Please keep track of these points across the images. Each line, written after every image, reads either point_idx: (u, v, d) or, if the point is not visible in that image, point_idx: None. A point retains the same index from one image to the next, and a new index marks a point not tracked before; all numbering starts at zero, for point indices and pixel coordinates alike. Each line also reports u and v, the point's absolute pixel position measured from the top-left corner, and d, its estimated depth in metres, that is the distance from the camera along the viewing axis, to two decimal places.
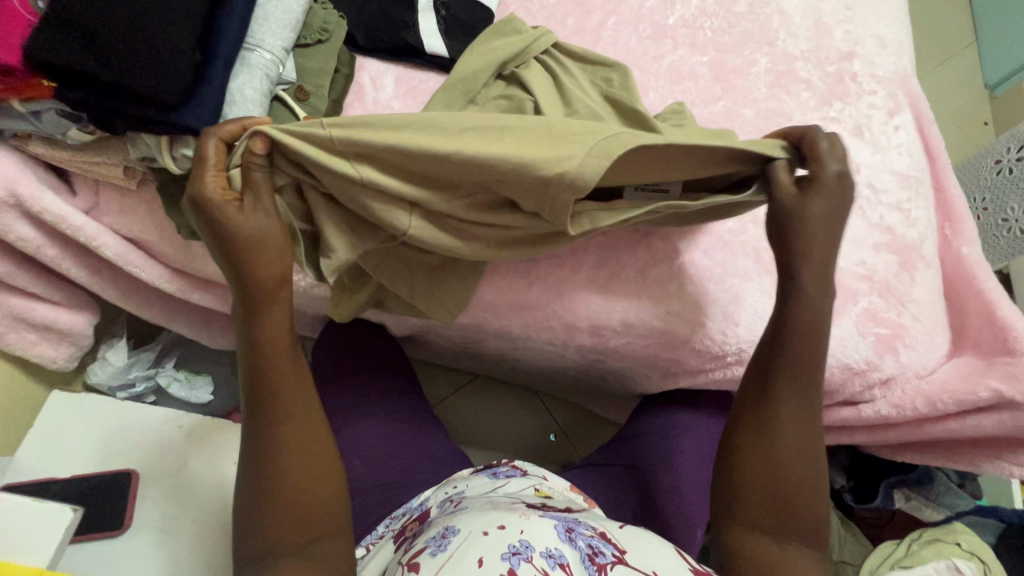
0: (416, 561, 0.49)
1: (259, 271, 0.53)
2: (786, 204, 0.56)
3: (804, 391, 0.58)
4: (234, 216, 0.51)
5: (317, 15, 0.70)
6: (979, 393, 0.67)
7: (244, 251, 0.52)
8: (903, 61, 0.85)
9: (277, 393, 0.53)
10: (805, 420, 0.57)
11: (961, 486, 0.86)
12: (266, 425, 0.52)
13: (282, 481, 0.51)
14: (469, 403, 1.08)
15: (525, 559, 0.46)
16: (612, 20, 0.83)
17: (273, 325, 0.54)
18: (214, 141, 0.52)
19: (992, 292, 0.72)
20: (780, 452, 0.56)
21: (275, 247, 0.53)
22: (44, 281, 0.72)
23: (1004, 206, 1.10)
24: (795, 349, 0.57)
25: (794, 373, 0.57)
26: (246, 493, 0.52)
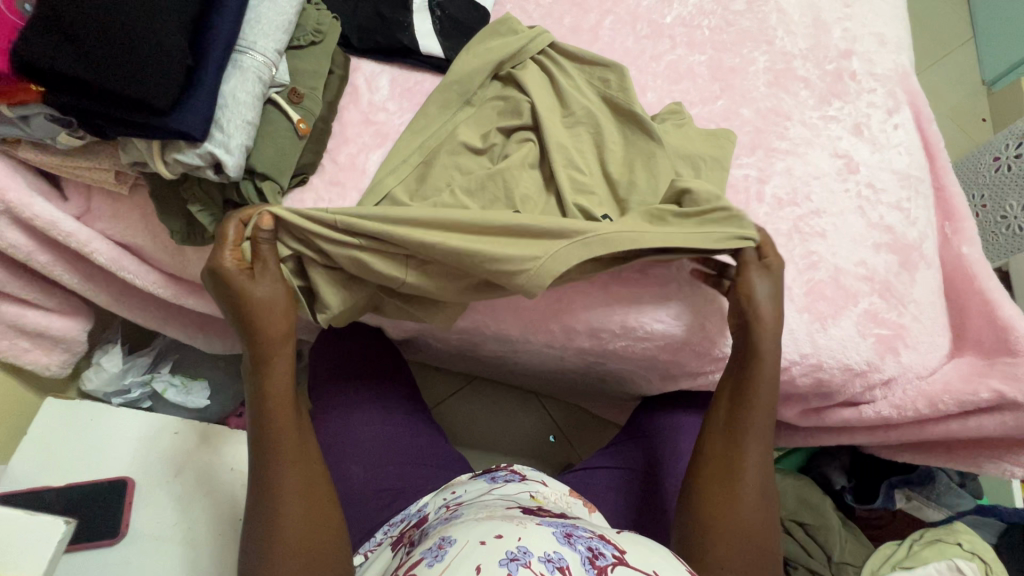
0: (412, 572, 0.48)
1: (271, 336, 0.55)
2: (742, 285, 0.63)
3: (763, 438, 0.62)
4: (248, 286, 0.54)
5: (310, 16, 0.69)
6: (980, 394, 0.66)
7: (257, 317, 0.55)
8: (902, 59, 0.85)
9: (283, 452, 0.54)
10: (764, 466, 0.61)
11: (962, 485, 0.86)
12: (270, 482, 0.53)
13: (285, 539, 0.52)
14: (467, 406, 1.08)
15: (524, 564, 0.45)
16: (609, 19, 0.82)
17: (276, 390, 0.55)
18: (235, 223, 0.55)
19: (993, 291, 0.72)
20: (743, 496, 0.59)
21: (284, 314, 0.56)
22: (36, 288, 0.71)
23: (1003, 203, 1.10)
24: (755, 403, 0.61)
25: (755, 425, 0.61)
26: (251, 554, 0.53)
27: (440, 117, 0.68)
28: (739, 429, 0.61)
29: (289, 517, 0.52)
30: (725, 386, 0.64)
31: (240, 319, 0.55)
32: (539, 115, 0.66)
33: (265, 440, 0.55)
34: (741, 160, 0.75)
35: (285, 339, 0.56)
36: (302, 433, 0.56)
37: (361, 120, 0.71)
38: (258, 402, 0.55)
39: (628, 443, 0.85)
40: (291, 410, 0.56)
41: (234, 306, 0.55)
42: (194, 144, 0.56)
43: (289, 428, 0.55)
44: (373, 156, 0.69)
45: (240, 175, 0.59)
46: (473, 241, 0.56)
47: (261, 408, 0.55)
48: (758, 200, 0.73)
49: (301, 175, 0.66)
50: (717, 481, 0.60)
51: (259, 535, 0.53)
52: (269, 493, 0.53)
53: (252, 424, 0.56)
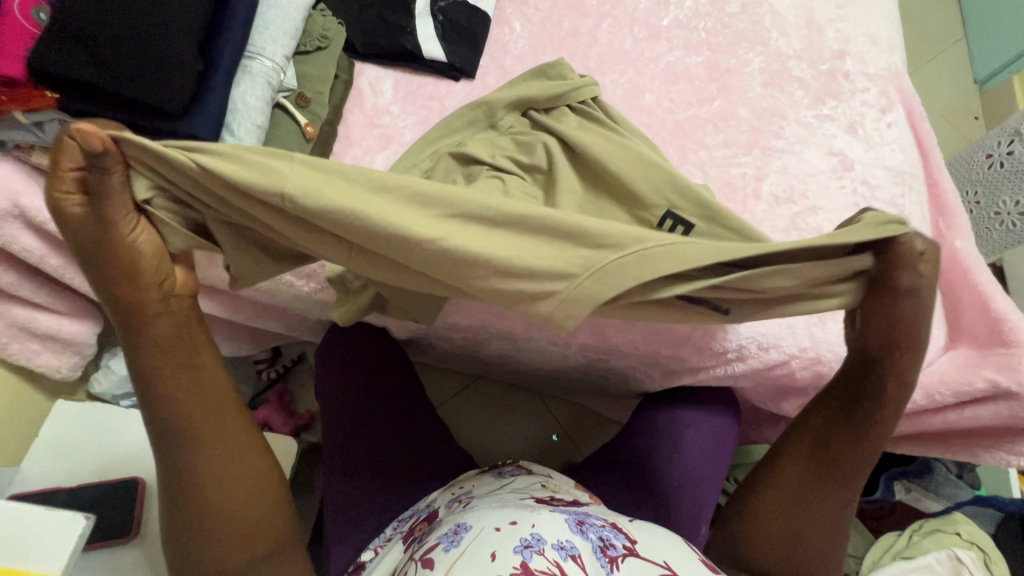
0: (429, 556, 0.49)
1: (147, 287, 0.49)
2: (903, 300, 0.49)
3: (853, 470, 0.59)
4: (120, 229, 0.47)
5: (316, 22, 0.71)
6: (975, 384, 0.68)
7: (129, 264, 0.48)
8: (894, 59, 0.86)
9: (188, 411, 0.52)
10: (846, 495, 0.60)
11: (960, 477, 0.87)
12: (176, 438, 0.51)
13: (205, 501, 0.51)
14: (471, 405, 1.09)
15: (538, 551, 0.46)
16: (607, 22, 0.84)
17: (170, 345, 0.51)
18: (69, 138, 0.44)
19: (986, 285, 0.73)
20: (809, 521, 0.60)
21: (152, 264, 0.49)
22: (48, 291, 0.72)
23: (996, 199, 1.12)
24: (858, 431, 0.57)
25: (851, 450, 0.58)
26: (166, 511, 0.52)
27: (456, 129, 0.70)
28: (829, 448, 0.59)
29: (207, 475, 0.51)
30: (822, 408, 0.60)
31: (103, 263, 0.48)
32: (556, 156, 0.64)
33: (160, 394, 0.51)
34: (739, 158, 0.77)
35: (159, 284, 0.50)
36: (211, 390, 0.53)
37: (365, 123, 0.72)
38: (139, 356, 0.51)
39: (631, 438, 0.87)
40: (186, 371, 0.52)
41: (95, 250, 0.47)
42: None
43: (193, 385, 0.52)
44: (378, 159, 0.70)
45: None
46: (500, 237, 0.43)
47: (144, 361, 0.51)
48: (756, 199, 0.75)
49: None
50: (791, 498, 0.61)
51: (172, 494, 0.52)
52: (173, 451, 0.52)
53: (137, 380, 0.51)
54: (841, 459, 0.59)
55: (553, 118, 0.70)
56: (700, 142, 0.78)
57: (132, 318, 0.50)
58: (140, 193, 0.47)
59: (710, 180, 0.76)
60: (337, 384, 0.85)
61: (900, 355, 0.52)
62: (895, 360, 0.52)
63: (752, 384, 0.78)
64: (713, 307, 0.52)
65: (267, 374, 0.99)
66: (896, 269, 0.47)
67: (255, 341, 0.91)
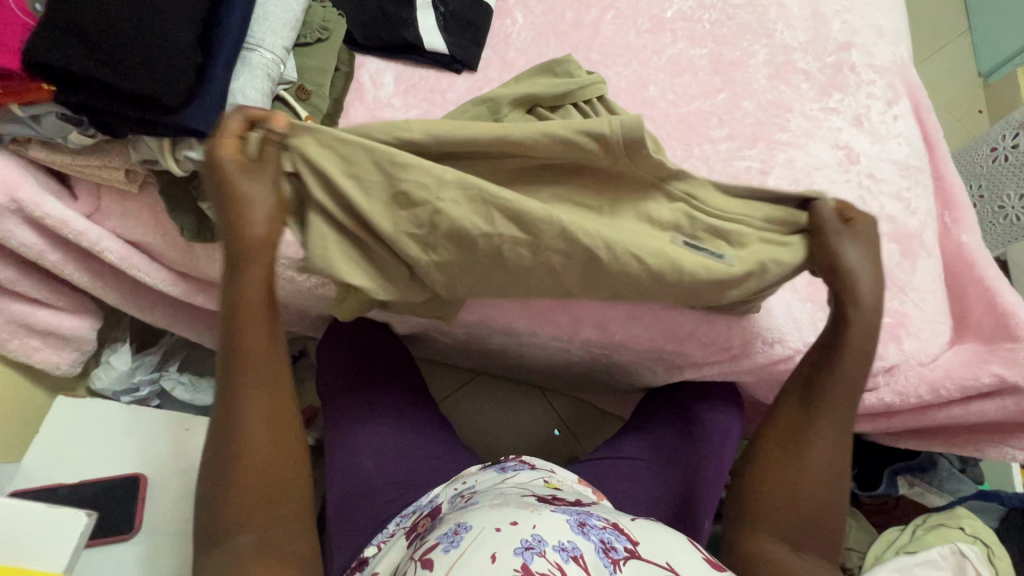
0: (429, 557, 0.49)
1: (258, 253, 0.51)
2: (842, 252, 0.57)
3: (841, 415, 0.60)
4: (242, 186, 0.50)
5: (316, 13, 0.69)
6: (981, 379, 0.67)
7: (241, 225, 0.50)
8: (900, 50, 0.86)
9: (249, 382, 0.52)
10: (839, 445, 0.60)
11: (963, 471, 0.87)
12: (239, 391, 0.52)
13: (244, 466, 0.51)
14: (473, 400, 1.09)
15: (539, 553, 0.46)
16: (610, 14, 0.83)
17: (252, 316, 0.52)
18: (239, 117, 0.50)
19: (993, 280, 0.72)
20: (806, 485, 0.59)
21: (271, 229, 0.51)
22: (47, 287, 0.72)
23: (1000, 193, 1.12)
24: (836, 378, 0.60)
25: (835, 398, 0.60)
26: (208, 476, 0.52)
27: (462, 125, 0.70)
28: (816, 400, 0.60)
29: (252, 452, 0.51)
30: (803, 364, 0.63)
31: (225, 217, 0.51)
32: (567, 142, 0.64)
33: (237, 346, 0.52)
34: (743, 152, 0.76)
35: (269, 259, 0.52)
36: (273, 372, 0.54)
37: (366, 117, 0.72)
38: (229, 317, 0.52)
39: (630, 434, 0.87)
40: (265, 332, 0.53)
41: (223, 205, 0.50)
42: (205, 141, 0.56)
43: (262, 363, 0.53)
44: None
45: None
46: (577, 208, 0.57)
47: (232, 323, 0.52)
48: None
49: None
50: (785, 457, 0.60)
51: (216, 455, 0.52)
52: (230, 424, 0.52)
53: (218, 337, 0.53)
54: (824, 408, 0.60)
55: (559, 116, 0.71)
56: (704, 135, 0.77)
57: (233, 277, 0.52)
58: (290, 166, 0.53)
59: (715, 174, 0.75)
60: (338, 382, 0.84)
61: (861, 306, 0.58)
62: (856, 310, 0.58)
63: (755, 379, 0.78)
64: (711, 254, 0.57)
65: None
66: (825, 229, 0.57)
67: None
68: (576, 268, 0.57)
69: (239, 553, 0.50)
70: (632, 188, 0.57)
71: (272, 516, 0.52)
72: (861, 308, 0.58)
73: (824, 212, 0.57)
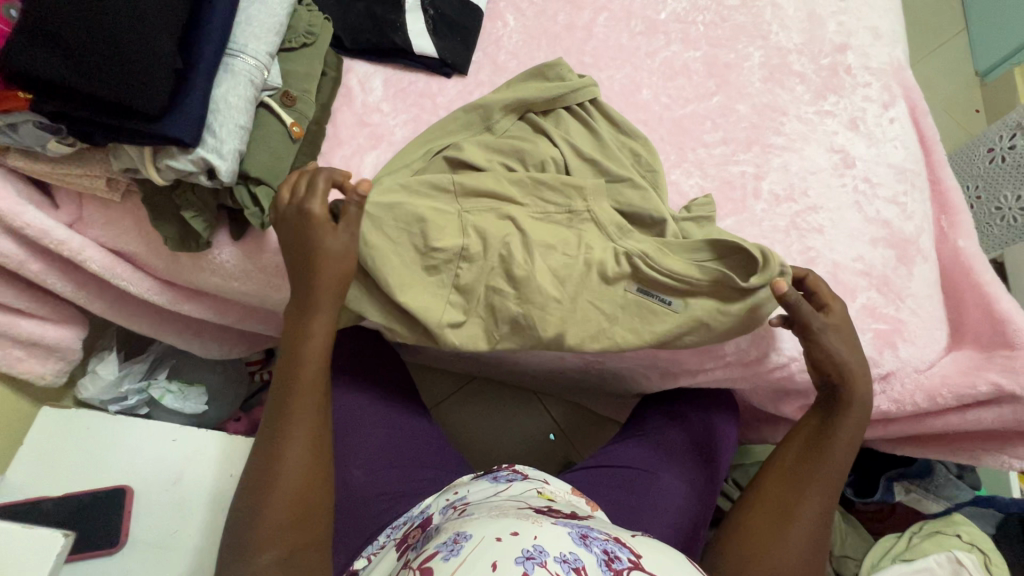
0: (428, 565, 0.48)
1: (324, 298, 0.57)
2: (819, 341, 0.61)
3: (828, 491, 0.60)
4: (326, 238, 0.57)
5: (301, 17, 0.68)
6: (979, 387, 0.66)
7: (313, 270, 0.57)
8: (896, 52, 0.85)
9: (297, 408, 0.55)
10: (821, 523, 0.59)
11: (961, 477, 0.84)
12: (285, 410, 0.55)
13: (282, 483, 0.53)
14: (467, 406, 1.08)
15: (540, 563, 0.45)
16: (603, 16, 0.82)
17: (310, 350, 0.57)
18: (327, 176, 0.58)
19: (990, 285, 0.72)
20: (791, 538, 0.58)
21: (343, 274, 0.58)
22: (29, 296, 0.70)
23: (997, 195, 1.11)
24: (832, 455, 0.61)
25: (824, 474, 0.60)
26: (245, 492, 0.54)
27: (454, 132, 0.70)
28: (806, 473, 0.61)
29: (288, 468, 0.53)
30: (796, 436, 0.64)
31: (302, 262, 0.57)
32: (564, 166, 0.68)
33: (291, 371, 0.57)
34: (737, 156, 0.75)
35: (334, 305, 0.58)
36: (320, 405, 0.57)
37: (355, 122, 0.71)
38: (291, 349, 0.57)
39: (629, 442, 0.85)
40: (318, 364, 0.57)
41: (302, 251, 0.57)
42: (186, 150, 0.55)
43: (312, 395, 0.56)
44: (368, 159, 0.70)
45: (234, 181, 0.58)
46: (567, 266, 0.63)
47: (291, 351, 0.57)
48: (755, 197, 0.73)
49: (295, 176, 0.65)
50: (767, 524, 0.59)
51: (256, 474, 0.54)
52: (274, 442, 0.54)
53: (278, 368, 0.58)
54: (812, 479, 0.60)
55: (551, 122, 0.71)
56: (698, 139, 0.76)
57: (298, 316, 0.58)
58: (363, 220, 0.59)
59: (709, 179, 0.74)
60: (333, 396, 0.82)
61: (855, 382, 0.61)
62: (852, 370, 0.61)
63: (751, 386, 0.77)
64: (658, 299, 0.63)
65: (261, 375, 0.98)
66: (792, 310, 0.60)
67: (246, 344, 0.88)
68: (570, 323, 0.62)
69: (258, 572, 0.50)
70: (596, 240, 0.64)
71: (297, 541, 0.52)
72: (840, 366, 0.61)
73: (800, 302, 0.60)
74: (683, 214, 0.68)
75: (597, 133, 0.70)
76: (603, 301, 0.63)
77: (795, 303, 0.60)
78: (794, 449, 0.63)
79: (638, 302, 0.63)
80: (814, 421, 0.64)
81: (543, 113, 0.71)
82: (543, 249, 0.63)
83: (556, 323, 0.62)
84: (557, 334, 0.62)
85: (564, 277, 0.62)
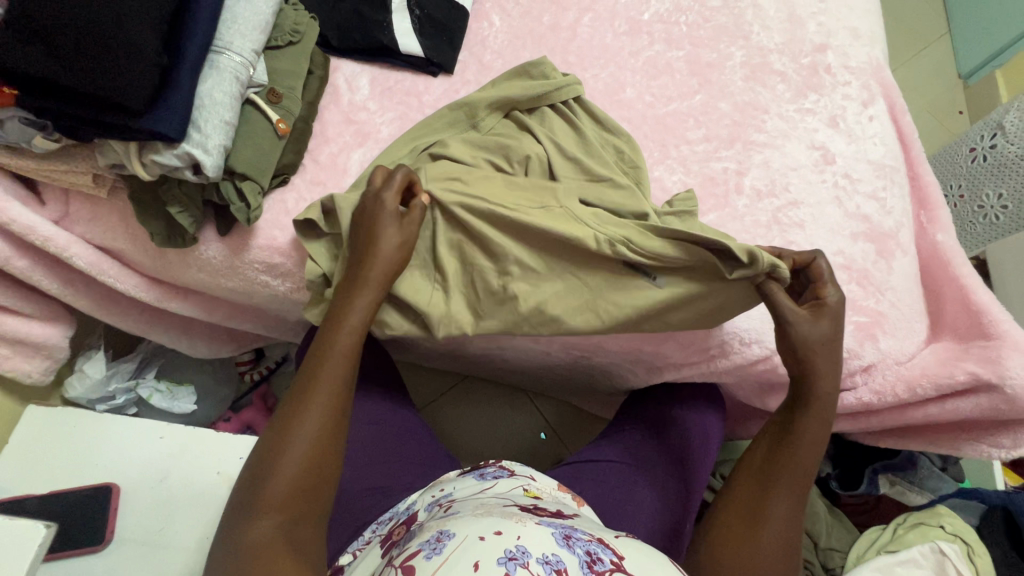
0: (411, 563, 0.49)
1: (373, 279, 0.58)
2: (805, 329, 0.60)
3: (794, 494, 0.60)
4: (390, 226, 0.59)
5: (288, 16, 0.69)
6: (956, 377, 0.67)
7: (373, 252, 0.58)
8: (875, 52, 0.86)
9: (328, 377, 0.55)
10: (793, 522, 0.59)
11: (945, 469, 0.87)
12: (312, 381, 0.55)
13: (299, 449, 0.52)
14: (457, 405, 1.08)
15: (522, 564, 0.46)
16: (587, 17, 0.83)
17: (351, 326, 0.57)
18: (405, 172, 0.61)
19: (968, 278, 0.73)
20: (765, 536, 0.58)
21: (393, 257, 0.59)
22: (15, 293, 0.71)
23: (979, 193, 1.13)
24: (798, 453, 0.61)
25: (790, 475, 0.61)
26: (263, 444, 0.53)
27: (440, 130, 0.71)
28: (774, 472, 0.61)
29: (303, 437, 0.52)
30: (765, 435, 0.64)
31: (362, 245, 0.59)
32: (546, 166, 0.68)
33: (322, 348, 0.57)
34: (720, 153, 0.76)
35: (380, 294, 0.59)
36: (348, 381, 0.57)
37: (341, 120, 0.72)
38: (334, 322, 0.58)
39: (618, 437, 0.87)
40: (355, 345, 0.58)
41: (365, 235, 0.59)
42: (171, 145, 0.56)
43: (341, 370, 0.56)
44: (354, 156, 0.70)
45: (219, 176, 0.59)
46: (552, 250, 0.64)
47: (331, 326, 0.57)
48: (737, 193, 0.74)
49: (282, 174, 0.65)
50: (740, 529, 0.59)
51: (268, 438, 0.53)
52: (296, 408, 0.54)
53: (317, 333, 0.58)
54: (779, 478, 0.60)
55: (535, 119, 0.72)
56: (681, 136, 0.77)
57: (348, 295, 0.58)
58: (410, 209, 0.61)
59: (692, 175, 0.75)
60: None
61: (817, 380, 0.61)
62: (817, 362, 0.61)
63: (736, 380, 0.78)
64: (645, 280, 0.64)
65: (251, 377, 0.96)
66: (777, 300, 0.60)
67: (235, 343, 0.89)
68: (560, 305, 0.64)
69: (254, 533, 0.48)
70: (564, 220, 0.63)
71: (292, 512, 0.51)
72: (813, 363, 0.61)
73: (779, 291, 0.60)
74: (666, 209, 0.69)
75: (580, 131, 0.71)
76: (581, 281, 0.64)
77: (771, 294, 0.60)
78: (765, 445, 0.64)
79: (625, 287, 0.64)
80: (780, 418, 0.64)
81: (527, 111, 0.72)
82: (522, 231, 0.63)
83: (538, 302, 0.63)
84: (550, 312, 0.64)
85: (548, 258, 0.64)
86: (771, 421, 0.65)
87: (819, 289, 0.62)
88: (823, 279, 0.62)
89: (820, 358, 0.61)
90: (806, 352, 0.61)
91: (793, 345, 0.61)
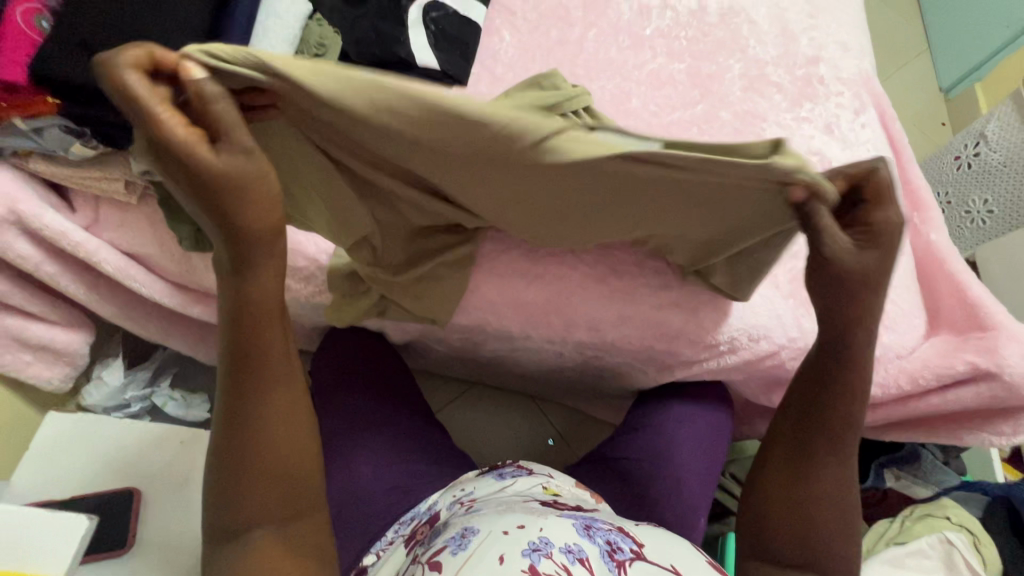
0: (438, 558, 0.50)
1: (260, 242, 0.46)
2: (851, 264, 0.53)
3: (835, 451, 0.61)
4: (217, 162, 0.40)
5: (313, 31, 0.75)
6: (956, 367, 0.70)
7: (235, 207, 0.43)
8: (864, 64, 0.91)
9: (269, 373, 0.51)
10: (840, 478, 0.61)
11: (948, 463, 0.90)
12: (254, 381, 0.51)
13: (268, 453, 0.51)
14: (467, 412, 1.09)
15: (545, 555, 0.47)
16: (593, 32, 0.87)
17: (268, 308, 0.50)
18: (134, 74, 0.38)
19: (962, 274, 0.77)
20: (808, 498, 0.61)
21: (258, 187, 0.43)
22: (42, 300, 0.72)
23: (966, 199, 1.18)
24: (834, 414, 0.60)
25: (829, 449, 0.61)
26: (223, 453, 0.51)
27: None
28: (809, 437, 0.61)
29: (270, 440, 0.51)
30: (794, 398, 0.63)
31: (206, 200, 0.43)
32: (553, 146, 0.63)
33: (243, 341, 0.50)
34: None
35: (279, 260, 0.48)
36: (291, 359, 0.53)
37: None
38: (239, 313, 0.49)
39: (628, 434, 0.88)
40: (277, 322, 0.51)
41: (206, 191, 0.42)
42: None
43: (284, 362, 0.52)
44: None
45: None
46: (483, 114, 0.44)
47: (242, 324, 0.49)
48: None
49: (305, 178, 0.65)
50: (784, 501, 0.61)
51: (226, 450, 0.51)
52: (244, 416, 0.51)
53: (228, 330, 0.50)
54: (818, 443, 0.61)
55: None
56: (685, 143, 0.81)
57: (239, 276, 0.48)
58: (213, 118, 0.40)
59: None
60: (333, 395, 0.84)
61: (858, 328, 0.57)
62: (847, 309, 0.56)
63: (744, 377, 0.80)
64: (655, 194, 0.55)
65: None
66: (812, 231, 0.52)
67: None
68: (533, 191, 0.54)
69: (251, 546, 0.51)
70: (331, 84, 0.43)
71: (287, 508, 0.52)
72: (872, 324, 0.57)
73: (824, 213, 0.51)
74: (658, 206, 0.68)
75: None
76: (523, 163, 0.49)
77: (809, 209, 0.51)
78: (796, 410, 0.62)
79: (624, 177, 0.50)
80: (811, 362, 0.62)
81: None
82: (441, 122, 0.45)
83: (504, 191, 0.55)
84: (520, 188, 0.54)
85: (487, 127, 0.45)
86: (800, 372, 0.63)
87: (869, 212, 0.52)
88: (879, 188, 0.52)
89: (868, 296, 0.55)
90: (850, 285, 0.54)
91: (831, 278, 0.55)
